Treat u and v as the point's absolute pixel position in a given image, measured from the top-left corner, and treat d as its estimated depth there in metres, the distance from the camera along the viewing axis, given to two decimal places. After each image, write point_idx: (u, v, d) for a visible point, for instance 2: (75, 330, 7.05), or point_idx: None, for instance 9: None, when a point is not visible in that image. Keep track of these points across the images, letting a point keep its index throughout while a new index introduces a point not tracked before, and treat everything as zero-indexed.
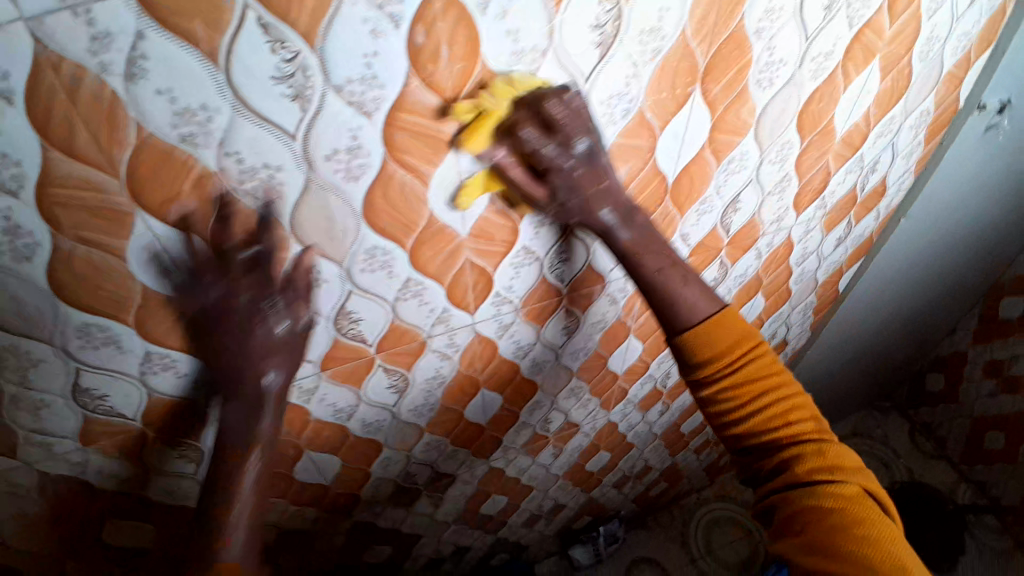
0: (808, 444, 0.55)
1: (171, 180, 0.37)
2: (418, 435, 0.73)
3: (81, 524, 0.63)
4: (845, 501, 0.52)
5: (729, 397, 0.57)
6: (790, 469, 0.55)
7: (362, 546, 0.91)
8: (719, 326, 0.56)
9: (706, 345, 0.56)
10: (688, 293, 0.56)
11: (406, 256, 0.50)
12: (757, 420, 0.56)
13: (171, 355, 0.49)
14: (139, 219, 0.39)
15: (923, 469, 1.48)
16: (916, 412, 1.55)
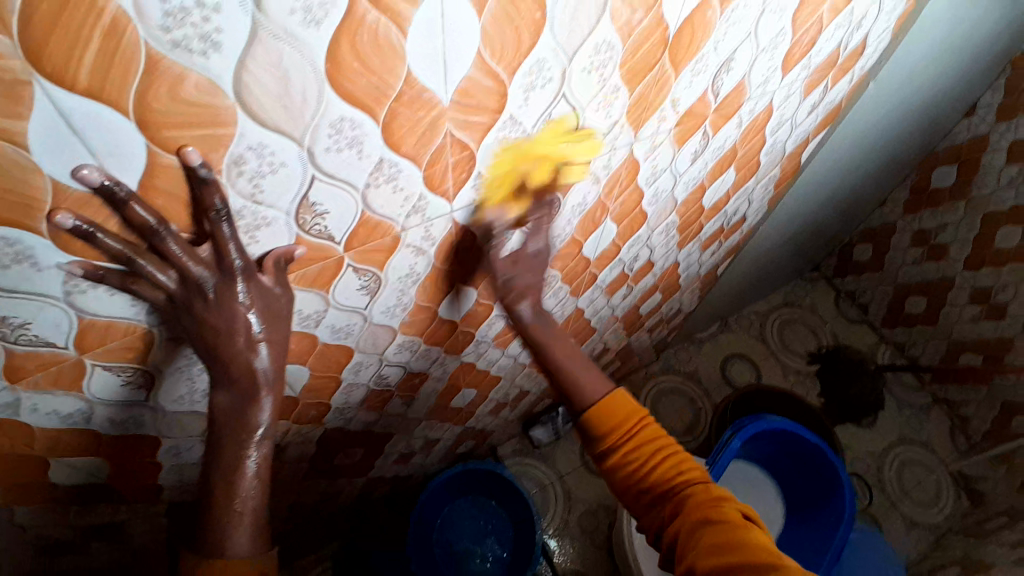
0: (701, 485, 0.65)
1: (74, 29, 0.27)
2: (392, 335, 0.68)
3: (17, 467, 0.56)
4: (726, 517, 0.60)
5: (631, 452, 0.68)
6: (685, 503, 0.63)
7: (336, 450, 0.88)
8: (609, 406, 0.70)
9: (600, 416, 0.70)
10: (585, 378, 0.72)
11: (378, 131, 0.41)
12: (655, 473, 0.66)
13: (101, 270, 0.40)
14: (38, 88, 0.29)
15: (846, 333, 1.64)
16: (842, 281, 1.68)
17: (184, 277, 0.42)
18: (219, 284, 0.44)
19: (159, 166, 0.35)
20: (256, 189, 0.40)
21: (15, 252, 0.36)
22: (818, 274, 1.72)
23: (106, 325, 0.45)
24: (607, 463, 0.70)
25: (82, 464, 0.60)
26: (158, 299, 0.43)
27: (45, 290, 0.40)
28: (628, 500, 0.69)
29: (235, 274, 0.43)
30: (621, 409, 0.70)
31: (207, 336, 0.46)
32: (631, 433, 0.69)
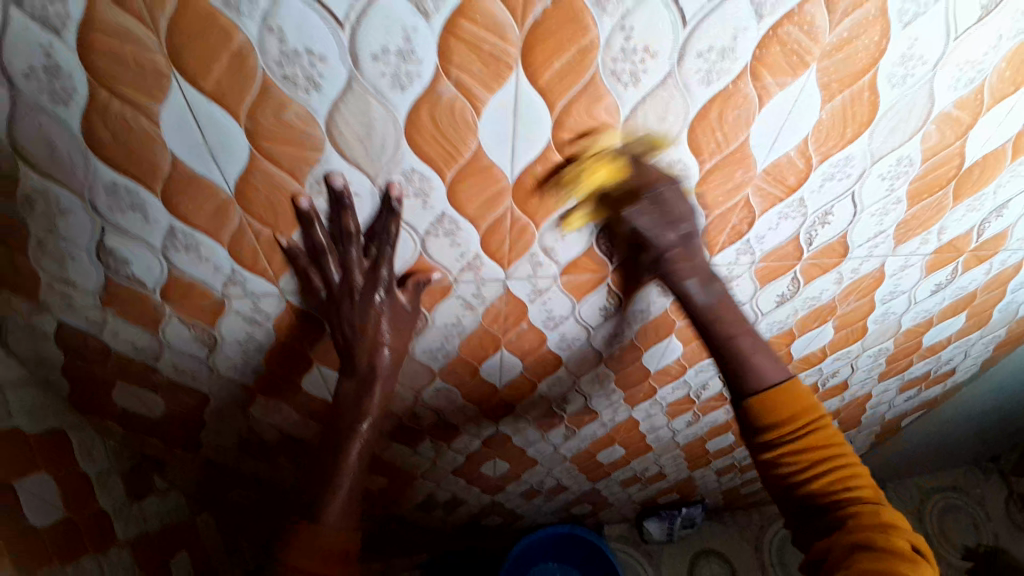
0: (877, 516, 0.51)
1: (564, 42, 0.38)
2: (597, 361, 0.74)
3: (290, 363, 0.66)
4: (894, 552, 0.47)
5: (801, 450, 0.54)
6: (846, 523, 0.51)
7: (488, 454, 0.95)
8: (785, 392, 0.55)
9: (767, 404, 0.55)
10: (760, 361, 0.57)
11: (694, 180, 0.50)
12: (821, 482, 0.53)
13: (459, 223, 0.50)
14: (515, 74, 0.39)
15: (1010, 539, 1.39)
16: (1018, 480, 1.43)
17: (347, 279, 0.53)
18: (365, 291, 0.54)
19: (549, 161, 0.46)
20: (591, 198, 0.50)
21: (422, 186, 0.46)
22: (992, 466, 1.49)
23: (427, 267, 0.55)
24: (763, 456, 0.56)
25: (329, 379, 0.70)
26: (320, 283, 0.54)
27: (416, 224, 0.50)
28: (774, 492, 0.57)
29: (380, 284, 0.54)
30: (791, 406, 0.55)
31: (349, 326, 0.56)
32: (811, 427, 0.55)
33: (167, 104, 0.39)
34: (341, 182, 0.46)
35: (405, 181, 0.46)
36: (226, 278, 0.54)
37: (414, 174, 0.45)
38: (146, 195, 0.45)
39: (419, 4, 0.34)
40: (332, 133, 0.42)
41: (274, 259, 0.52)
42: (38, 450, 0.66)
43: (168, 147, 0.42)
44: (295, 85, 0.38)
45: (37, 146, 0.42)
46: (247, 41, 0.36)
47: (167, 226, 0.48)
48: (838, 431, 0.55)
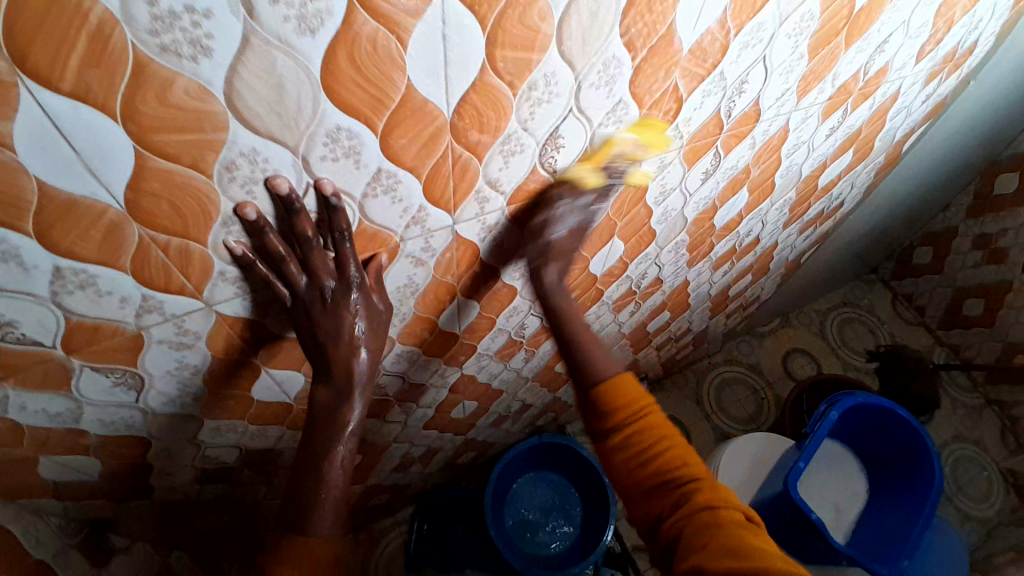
0: (703, 482, 0.57)
1: None
2: (550, 280, 0.74)
3: (234, 377, 0.59)
4: (728, 521, 0.53)
5: (639, 430, 0.60)
6: (685, 499, 0.56)
7: (456, 399, 0.95)
8: (617, 387, 0.63)
9: (613, 391, 0.62)
10: (604, 361, 0.65)
11: (628, 75, 0.48)
12: (657, 459, 0.59)
13: (397, 174, 0.45)
14: None
15: (904, 334, 1.70)
16: (900, 284, 1.74)
17: (314, 282, 0.49)
18: (336, 292, 0.51)
19: (486, 86, 0.41)
20: (530, 117, 0.46)
21: (351, 145, 0.40)
22: (874, 277, 1.79)
23: (369, 232, 0.49)
24: (613, 441, 0.61)
25: (282, 379, 0.64)
26: (284, 294, 0.50)
27: (351, 189, 0.44)
28: (627, 501, 0.61)
29: (352, 284, 0.51)
30: (630, 392, 0.62)
31: (321, 333, 0.53)
32: (640, 415, 0.62)
33: (6, 114, 0.30)
34: (284, 185, 0.41)
35: (330, 147, 0.40)
36: (140, 308, 0.45)
37: (355, 147, 0.41)
38: (11, 238, 0.35)
39: None
40: (238, 106, 0.34)
41: (191, 270, 0.44)
42: None
43: (27, 171, 0.33)
44: (178, 54, 0.30)
45: None
46: (105, 11, 0.27)
47: (50, 268, 0.38)
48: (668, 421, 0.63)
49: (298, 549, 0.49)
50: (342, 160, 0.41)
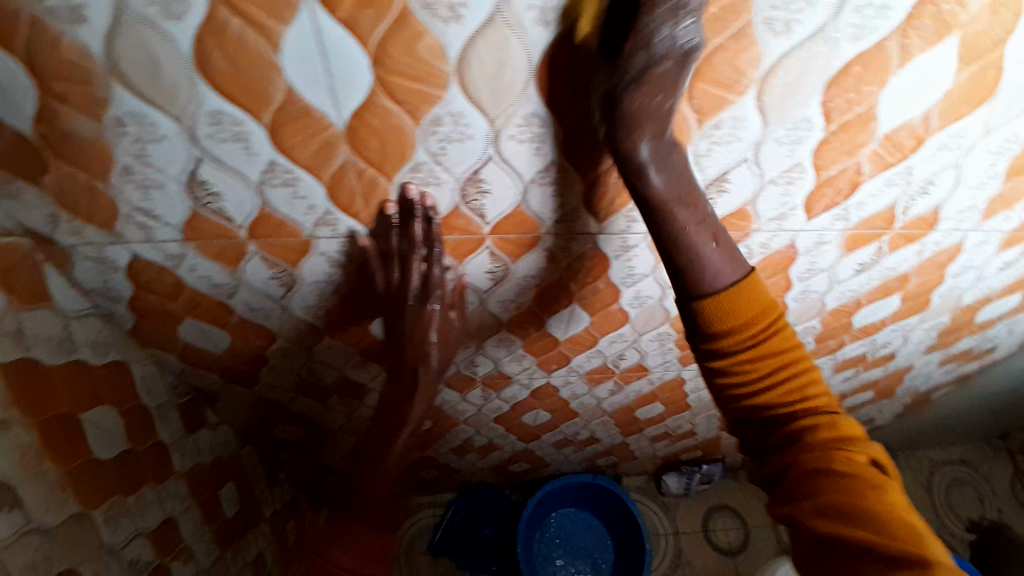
0: (823, 419, 0.50)
1: None
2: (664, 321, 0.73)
3: (362, 306, 0.66)
4: (846, 463, 0.47)
5: (752, 357, 0.50)
6: (803, 438, 0.49)
7: (532, 405, 0.97)
8: (738, 293, 0.49)
9: (725, 303, 0.48)
10: (715, 257, 0.48)
11: (815, 141, 0.48)
12: (771, 391, 0.50)
13: (565, 171, 0.49)
14: None
15: (1014, 516, 1.45)
16: None
17: (405, 281, 0.59)
18: (418, 299, 0.60)
19: (675, 111, 0.44)
20: (706, 154, 0.48)
21: (537, 132, 0.45)
22: (1001, 444, 1.53)
23: (521, 216, 0.54)
24: (714, 363, 0.51)
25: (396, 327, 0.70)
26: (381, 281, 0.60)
27: (521, 171, 0.49)
28: (727, 409, 0.54)
29: (432, 296, 0.60)
30: (748, 308, 0.48)
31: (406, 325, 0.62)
32: (766, 310, 0.50)
33: (292, 29, 0.37)
34: (414, 192, 0.50)
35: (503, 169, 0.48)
36: (318, 218, 0.52)
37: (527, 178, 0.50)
38: (249, 125, 0.43)
39: None
40: (463, 70, 0.40)
41: (369, 200, 0.51)
42: (104, 385, 0.65)
43: (285, 76, 0.40)
44: (436, 15, 0.36)
45: (140, 67, 0.39)
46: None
47: (268, 160, 0.46)
48: (795, 327, 0.51)
49: (349, 538, 0.71)
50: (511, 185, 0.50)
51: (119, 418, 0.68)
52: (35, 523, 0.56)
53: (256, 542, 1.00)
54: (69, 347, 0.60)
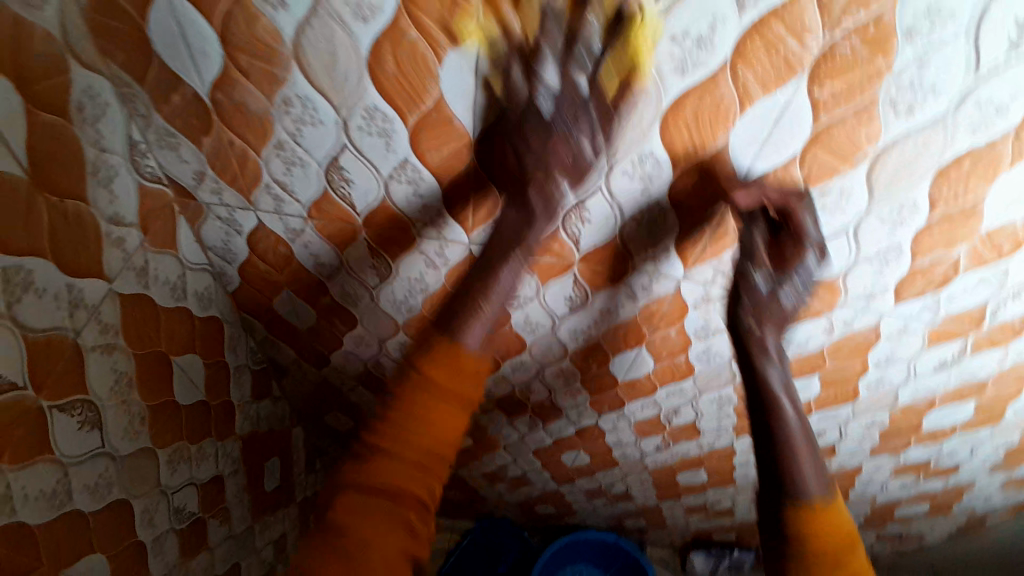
0: None
1: (855, 62, 0.38)
2: (727, 382, 0.73)
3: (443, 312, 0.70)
4: None
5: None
6: None
7: (575, 445, 0.97)
8: (828, 517, 0.51)
9: (811, 522, 0.51)
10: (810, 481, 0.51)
11: (916, 226, 0.49)
12: None
13: (666, 214, 0.52)
14: (795, 82, 0.40)
15: None
16: None
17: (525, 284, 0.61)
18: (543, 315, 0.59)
19: (784, 173, 0.46)
20: (807, 220, 0.50)
21: (649, 172, 0.48)
22: None
23: (613, 250, 0.57)
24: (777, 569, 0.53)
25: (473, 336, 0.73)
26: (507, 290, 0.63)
27: (624, 207, 0.52)
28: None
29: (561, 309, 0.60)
30: (834, 530, 0.50)
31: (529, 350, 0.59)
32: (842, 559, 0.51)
33: (459, 45, 0.42)
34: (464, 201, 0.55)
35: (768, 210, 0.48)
36: (428, 218, 0.57)
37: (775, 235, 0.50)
38: (396, 125, 0.49)
39: None
40: (596, 104, 0.44)
41: (479, 210, 0.55)
42: (197, 333, 0.69)
43: (438, 85, 0.45)
44: (586, 51, 0.40)
45: (321, 58, 0.45)
46: (565, 4, 0.38)
47: (402, 158, 0.51)
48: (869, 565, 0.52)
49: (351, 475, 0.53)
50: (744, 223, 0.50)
51: (201, 367, 0.70)
52: (107, 447, 0.55)
53: (284, 524, 1.03)
54: (179, 294, 0.64)
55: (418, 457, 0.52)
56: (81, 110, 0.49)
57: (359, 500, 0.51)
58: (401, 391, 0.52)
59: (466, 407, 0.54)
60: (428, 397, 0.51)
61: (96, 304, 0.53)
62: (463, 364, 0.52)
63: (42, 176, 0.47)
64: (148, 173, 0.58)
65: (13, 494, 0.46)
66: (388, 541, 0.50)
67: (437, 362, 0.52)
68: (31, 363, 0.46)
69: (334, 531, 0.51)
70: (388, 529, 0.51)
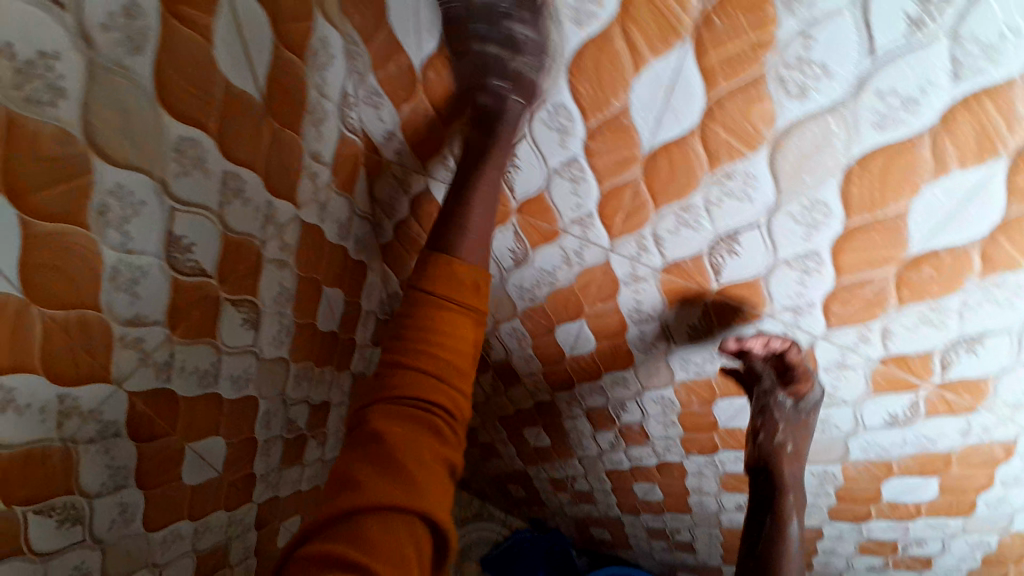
0: None
1: None
2: (838, 459, 0.74)
3: (566, 309, 0.72)
4: None
5: None
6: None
7: (652, 478, 0.95)
8: None
9: None
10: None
11: None
12: None
13: (822, 263, 0.51)
14: (993, 164, 0.40)
15: None
16: None
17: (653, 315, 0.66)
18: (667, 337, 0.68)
19: (958, 252, 0.46)
20: (973, 307, 0.49)
21: (815, 219, 0.48)
22: None
23: (756, 290, 0.57)
24: None
25: (591, 344, 0.76)
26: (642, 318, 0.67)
27: (779, 249, 0.52)
28: None
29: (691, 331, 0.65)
30: None
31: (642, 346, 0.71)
32: None
33: (664, 59, 0.44)
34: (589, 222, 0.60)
35: (765, 348, 0.61)
36: (578, 218, 0.60)
37: (782, 368, 0.61)
38: (577, 125, 0.52)
39: (954, 69, 0.37)
40: (777, 142, 0.45)
41: (631, 219, 0.57)
42: (346, 273, 0.76)
43: (631, 94, 0.47)
44: (784, 90, 0.42)
45: (524, 50, 0.48)
46: (772, 41, 0.40)
47: (572, 156, 0.54)
48: None
49: (374, 439, 0.51)
50: (753, 346, 0.61)
51: (342, 302, 0.78)
52: (257, 346, 0.64)
53: None
54: (343, 234, 0.71)
55: (441, 352, 0.54)
56: (316, 56, 0.53)
57: (396, 411, 0.53)
58: (421, 300, 0.55)
59: (477, 321, 0.58)
60: (449, 304, 0.55)
61: (283, 224, 0.59)
62: (462, 275, 0.56)
63: (275, 106, 0.52)
64: (351, 124, 0.63)
65: (174, 364, 0.54)
66: (422, 442, 0.52)
67: (439, 279, 0.55)
68: (223, 260, 0.54)
69: (370, 439, 0.51)
70: (417, 433, 0.52)
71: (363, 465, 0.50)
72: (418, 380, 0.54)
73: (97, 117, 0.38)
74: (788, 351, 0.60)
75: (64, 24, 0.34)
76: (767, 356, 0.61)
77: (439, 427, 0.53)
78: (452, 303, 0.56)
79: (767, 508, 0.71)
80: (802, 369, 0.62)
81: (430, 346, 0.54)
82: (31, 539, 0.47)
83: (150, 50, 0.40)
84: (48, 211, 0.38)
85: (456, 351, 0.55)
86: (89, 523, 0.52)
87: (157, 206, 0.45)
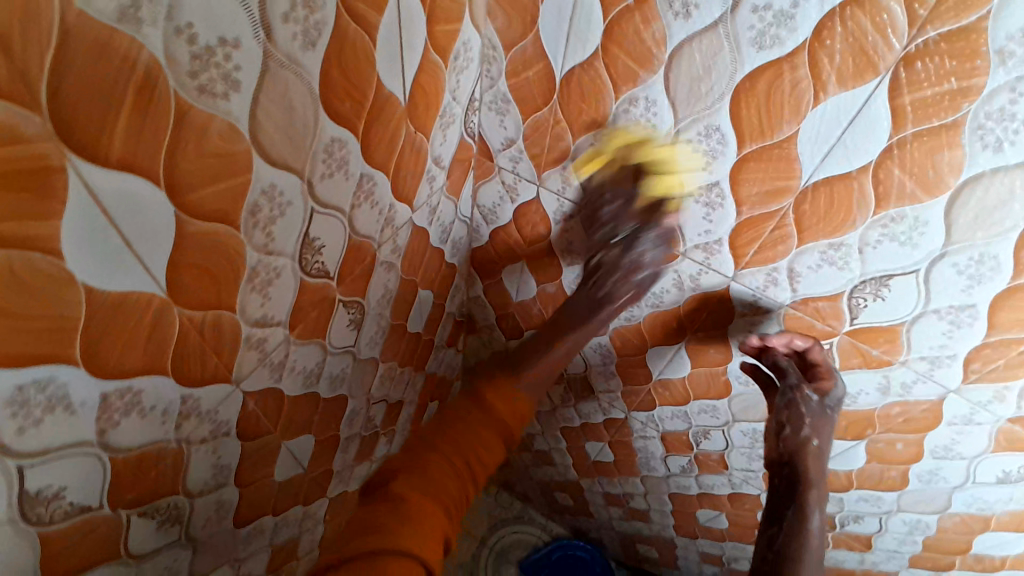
0: None
1: None
2: (936, 511, 0.68)
3: (667, 334, 0.69)
4: None
5: None
6: None
7: (721, 506, 0.93)
8: None
9: None
10: None
11: None
12: None
13: (980, 319, 0.48)
14: None
15: None
16: None
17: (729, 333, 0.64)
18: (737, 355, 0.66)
19: None
20: None
21: (986, 274, 0.45)
22: None
23: (892, 338, 0.54)
24: None
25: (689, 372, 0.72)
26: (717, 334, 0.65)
27: (933, 299, 0.49)
28: None
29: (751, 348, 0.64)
30: None
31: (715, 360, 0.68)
32: None
33: (848, 92, 0.41)
34: (716, 250, 0.56)
35: (788, 346, 0.60)
36: (704, 243, 0.56)
37: (805, 367, 0.60)
38: (729, 150, 0.48)
39: None
40: (957, 191, 0.42)
41: (766, 252, 0.53)
42: (439, 277, 0.75)
43: (799, 125, 0.44)
44: (982, 139, 0.39)
45: (686, 71, 0.46)
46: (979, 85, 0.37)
47: (715, 182, 0.51)
48: None
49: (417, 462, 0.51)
50: (776, 343, 0.60)
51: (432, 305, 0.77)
52: (356, 348, 0.63)
53: None
54: (445, 238, 0.70)
55: (480, 431, 0.55)
56: (456, 59, 0.53)
57: (445, 454, 0.52)
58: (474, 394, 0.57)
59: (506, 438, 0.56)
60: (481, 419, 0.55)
61: (398, 227, 0.58)
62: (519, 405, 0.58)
63: (415, 109, 0.51)
64: (472, 128, 0.62)
65: (285, 363, 0.52)
66: (433, 506, 0.48)
67: (495, 391, 0.57)
68: (343, 261, 0.52)
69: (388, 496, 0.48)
70: (435, 506, 0.49)
71: (384, 509, 0.47)
72: (467, 437, 0.54)
73: (262, 116, 0.36)
74: (812, 350, 0.58)
75: (249, 13, 0.32)
76: (790, 352, 0.60)
77: (450, 509, 0.50)
78: (478, 410, 0.56)
79: (788, 503, 0.64)
80: (824, 367, 0.59)
81: (465, 414, 0.55)
82: (130, 541, 0.44)
83: (321, 48, 0.38)
84: (202, 208, 0.35)
85: (477, 446, 0.53)
86: (186, 523, 0.50)
87: (300, 207, 0.43)
